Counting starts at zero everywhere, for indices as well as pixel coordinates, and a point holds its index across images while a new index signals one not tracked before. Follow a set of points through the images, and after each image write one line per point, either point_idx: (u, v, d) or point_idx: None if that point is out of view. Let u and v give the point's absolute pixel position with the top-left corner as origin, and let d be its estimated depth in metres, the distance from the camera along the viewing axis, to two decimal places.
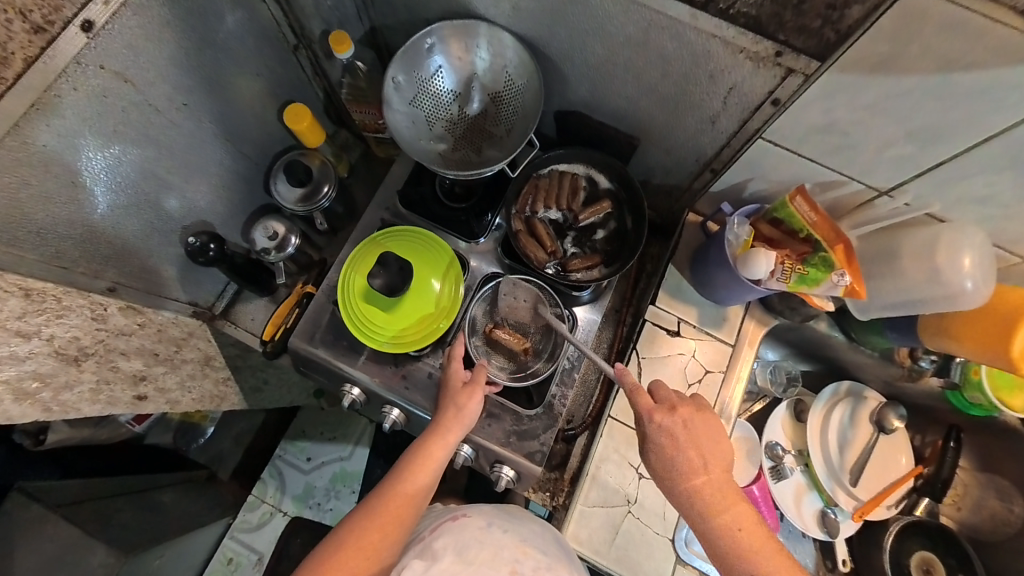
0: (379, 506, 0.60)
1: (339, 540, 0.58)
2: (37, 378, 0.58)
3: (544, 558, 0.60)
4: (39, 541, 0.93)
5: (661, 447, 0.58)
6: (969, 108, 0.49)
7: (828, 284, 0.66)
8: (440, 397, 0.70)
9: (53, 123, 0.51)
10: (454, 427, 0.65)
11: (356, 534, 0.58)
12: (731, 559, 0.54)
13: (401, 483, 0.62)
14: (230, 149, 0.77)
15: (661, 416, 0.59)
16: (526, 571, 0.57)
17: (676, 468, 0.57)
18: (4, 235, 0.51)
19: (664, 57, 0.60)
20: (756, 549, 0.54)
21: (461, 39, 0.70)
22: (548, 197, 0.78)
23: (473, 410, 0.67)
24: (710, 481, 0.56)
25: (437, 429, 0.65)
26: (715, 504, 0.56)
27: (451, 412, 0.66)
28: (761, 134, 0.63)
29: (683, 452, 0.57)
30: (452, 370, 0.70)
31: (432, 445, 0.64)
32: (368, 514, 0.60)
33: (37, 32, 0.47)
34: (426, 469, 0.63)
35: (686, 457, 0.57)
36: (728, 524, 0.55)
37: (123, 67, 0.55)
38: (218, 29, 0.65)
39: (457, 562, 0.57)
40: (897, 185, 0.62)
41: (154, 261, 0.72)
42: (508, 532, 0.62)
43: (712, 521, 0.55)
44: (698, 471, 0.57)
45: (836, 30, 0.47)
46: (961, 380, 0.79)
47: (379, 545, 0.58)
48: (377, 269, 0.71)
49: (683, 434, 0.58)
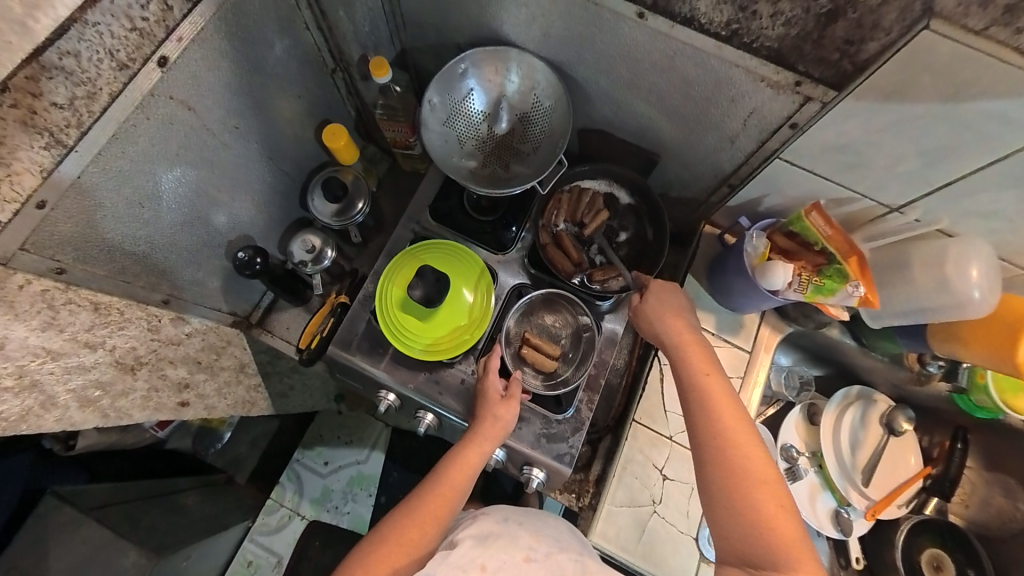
0: (418, 506, 0.64)
1: (381, 535, 0.61)
2: (98, 386, 0.63)
3: (557, 544, 0.62)
4: (74, 543, 0.94)
5: (655, 302, 0.71)
6: (978, 133, 0.53)
7: (843, 293, 0.69)
8: (476, 408, 0.73)
9: (128, 149, 0.55)
10: (490, 434, 0.70)
11: (398, 532, 0.61)
12: (693, 394, 0.62)
13: (441, 485, 0.66)
14: (272, 167, 0.82)
15: (660, 283, 0.73)
16: (540, 556, 0.59)
17: (664, 316, 0.70)
18: (79, 254, 0.55)
19: (688, 82, 0.64)
20: (716, 393, 0.61)
21: (493, 63, 0.73)
22: (564, 211, 0.82)
23: (510, 420, 0.71)
24: (687, 337, 0.67)
25: (475, 436, 0.69)
26: (692, 353, 0.65)
27: (489, 419, 0.70)
28: (779, 154, 0.67)
29: (672, 311, 0.70)
30: (488, 382, 0.74)
31: (470, 452, 0.68)
32: (408, 513, 0.63)
33: (121, 69, 0.51)
34: (463, 473, 0.67)
35: (672, 312, 0.69)
36: (697, 368, 0.63)
37: (188, 96, 0.60)
38: (268, 55, 0.70)
39: (476, 547, 0.58)
40: (908, 201, 0.66)
41: (202, 274, 0.76)
42: (523, 525, 0.64)
43: (685, 364, 0.64)
44: (685, 329, 0.68)
45: (853, 63, 0.52)
46: (968, 384, 0.83)
47: (417, 543, 0.61)
48: (416, 281, 0.77)
49: (674, 305, 0.70)
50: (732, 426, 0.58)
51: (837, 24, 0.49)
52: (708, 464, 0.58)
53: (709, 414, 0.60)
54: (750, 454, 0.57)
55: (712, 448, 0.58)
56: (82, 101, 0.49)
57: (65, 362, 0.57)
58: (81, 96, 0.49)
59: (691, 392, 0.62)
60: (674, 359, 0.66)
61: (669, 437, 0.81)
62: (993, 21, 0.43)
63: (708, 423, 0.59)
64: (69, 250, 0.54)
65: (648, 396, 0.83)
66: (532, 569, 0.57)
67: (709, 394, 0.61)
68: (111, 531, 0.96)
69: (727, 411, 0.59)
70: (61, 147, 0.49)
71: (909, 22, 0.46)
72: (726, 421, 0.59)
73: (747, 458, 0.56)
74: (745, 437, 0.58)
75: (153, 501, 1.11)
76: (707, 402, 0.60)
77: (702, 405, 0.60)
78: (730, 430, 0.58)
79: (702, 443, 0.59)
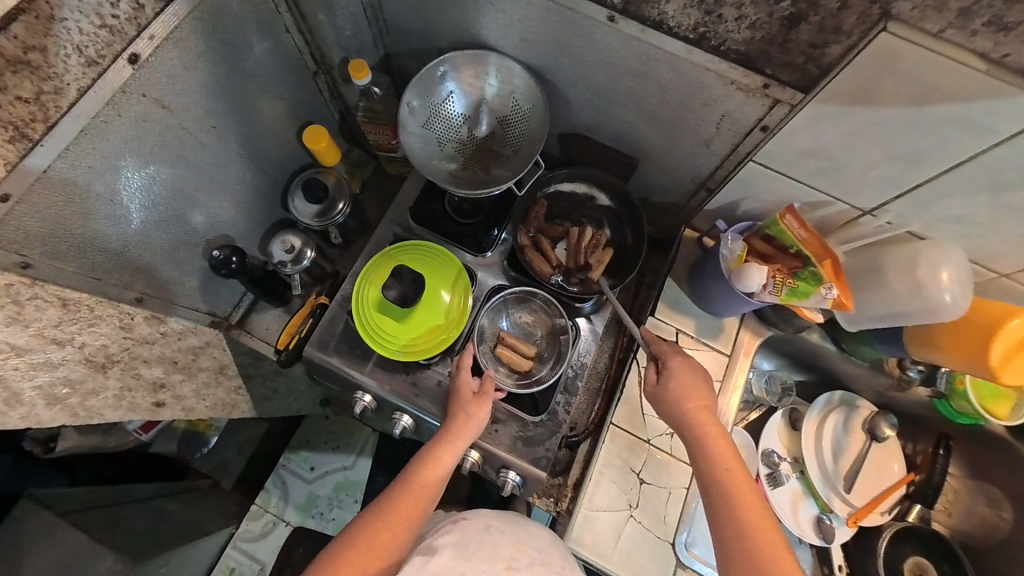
0: (390, 506, 0.63)
1: (351, 537, 0.60)
2: (67, 384, 0.63)
3: (539, 555, 0.61)
4: (48, 546, 0.93)
5: (672, 383, 0.68)
6: (942, 137, 0.54)
7: (817, 297, 0.70)
8: (449, 406, 0.73)
9: (99, 145, 0.56)
10: (464, 434, 0.69)
11: (368, 533, 0.60)
12: (717, 492, 0.61)
13: (413, 485, 0.65)
14: (253, 167, 0.82)
15: (679, 359, 0.69)
16: (521, 566, 0.58)
17: (683, 397, 0.67)
18: (47, 249, 0.55)
19: (662, 86, 0.64)
20: (742, 492, 0.60)
21: (472, 67, 0.74)
22: (568, 257, 0.81)
23: (482, 419, 0.70)
24: (708, 422, 0.65)
25: (447, 435, 0.69)
26: (713, 444, 0.64)
27: (462, 419, 0.70)
28: (752, 157, 0.67)
29: (690, 390, 0.67)
30: (462, 380, 0.73)
31: (440, 451, 0.67)
32: (379, 514, 0.62)
33: (90, 65, 0.52)
34: (435, 471, 0.66)
35: (693, 394, 0.67)
36: (718, 462, 0.62)
37: (162, 95, 0.60)
38: (248, 57, 0.71)
39: (456, 557, 0.57)
40: (880, 205, 0.66)
41: (180, 274, 0.76)
42: (506, 533, 0.63)
43: (707, 457, 0.63)
44: (705, 413, 0.66)
45: (818, 66, 0.53)
46: (947, 390, 0.82)
47: (389, 545, 0.60)
48: (392, 282, 0.78)
49: (693, 385, 0.68)
50: (760, 523, 0.57)
51: (801, 28, 0.50)
52: (734, 561, 0.57)
53: (734, 509, 0.59)
54: (777, 552, 0.56)
55: (739, 549, 0.57)
56: (49, 96, 0.50)
57: (31, 358, 0.57)
58: (47, 90, 0.49)
59: (712, 487, 0.61)
60: (693, 448, 0.65)
61: (648, 441, 0.80)
62: (949, 24, 0.44)
63: (732, 518, 0.58)
64: (37, 246, 0.54)
65: (626, 401, 0.82)
66: None
67: (732, 488, 0.60)
68: (88, 535, 0.95)
69: (753, 512, 0.58)
70: (26, 142, 0.49)
71: (868, 25, 0.47)
72: (753, 523, 0.57)
73: (778, 564, 0.55)
74: (769, 530, 0.57)
75: (133, 505, 1.10)
76: (731, 498, 0.59)
77: (727, 503, 0.59)
78: (760, 534, 0.57)
79: (727, 544, 0.58)
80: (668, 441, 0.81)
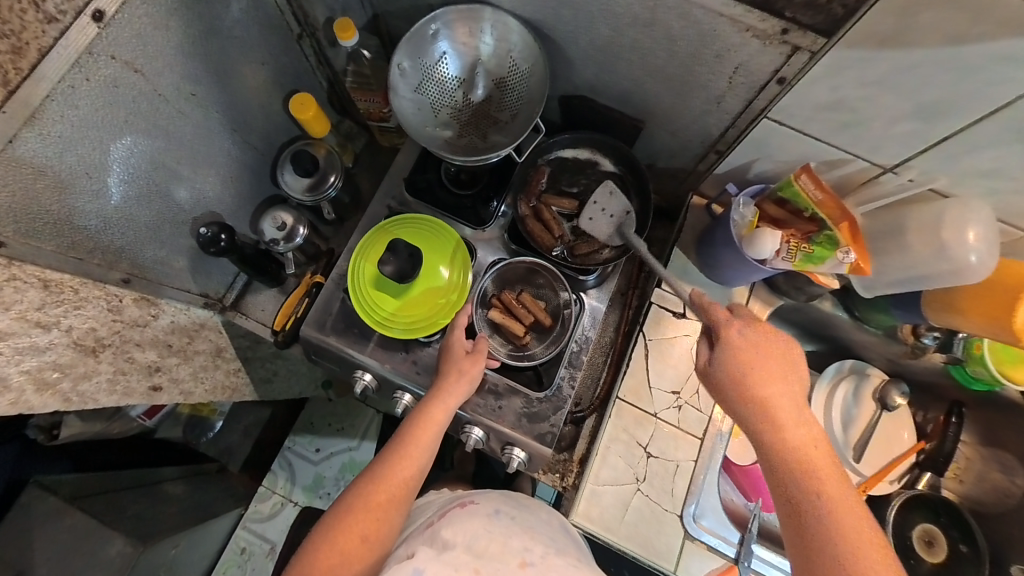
0: (385, 470, 0.60)
1: (346, 505, 0.58)
2: (56, 368, 0.60)
3: (554, 546, 0.59)
4: (57, 531, 0.93)
5: (731, 351, 0.55)
6: (976, 81, 0.50)
7: (834, 261, 0.67)
8: (440, 364, 0.71)
9: (67, 113, 0.52)
10: (456, 390, 0.67)
11: (364, 498, 0.58)
12: (791, 483, 0.49)
13: (405, 445, 0.62)
14: (237, 139, 0.78)
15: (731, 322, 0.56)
16: (536, 560, 0.55)
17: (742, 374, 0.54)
18: (21, 226, 0.52)
19: (670, 37, 0.60)
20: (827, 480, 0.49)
21: (466, 24, 0.69)
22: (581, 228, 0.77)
23: (475, 375, 0.69)
24: (783, 398, 0.53)
25: (439, 392, 0.67)
26: (795, 428, 0.51)
27: (454, 375, 0.68)
28: (767, 113, 0.63)
29: (755, 359, 0.54)
30: (454, 338, 0.71)
31: (433, 409, 0.65)
32: (373, 478, 0.60)
33: (50, 22, 0.47)
34: (427, 429, 0.64)
35: (760, 363, 0.54)
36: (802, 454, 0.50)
37: (133, 57, 0.56)
38: (225, 17, 0.66)
39: (468, 552, 0.55)
40: (902, 161, 0.63)
41: (167, 253, 0.73)
42: (516, 519, 0.62)
43: (782, 447, 0.51)
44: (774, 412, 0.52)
45: (843, 5, 0.47)
46: (964, 356, 0.80)
47: (388, 509, 0.58)
48: (388, 257, 0.73)
49: (755, 344, 0.55)
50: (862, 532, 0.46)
51: None
52: None
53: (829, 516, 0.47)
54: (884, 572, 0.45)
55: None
56: (7, 57, 0.45)
57: (15, 342, 0.54)
58: (6, 50, 0.45)
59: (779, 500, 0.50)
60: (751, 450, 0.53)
61: (654, 414, 0.79)
62: None
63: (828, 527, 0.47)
64: (10, 222, 0.51)
65: (632, 374, 0.81)
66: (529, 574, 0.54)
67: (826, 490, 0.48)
68: (96, 520, 0.95)
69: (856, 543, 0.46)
70: None
71: None
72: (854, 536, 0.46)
73: None
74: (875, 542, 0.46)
75: (138, 490, 1.08)
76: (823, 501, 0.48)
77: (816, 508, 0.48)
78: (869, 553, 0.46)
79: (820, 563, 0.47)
80: (676, 414, 0.79)
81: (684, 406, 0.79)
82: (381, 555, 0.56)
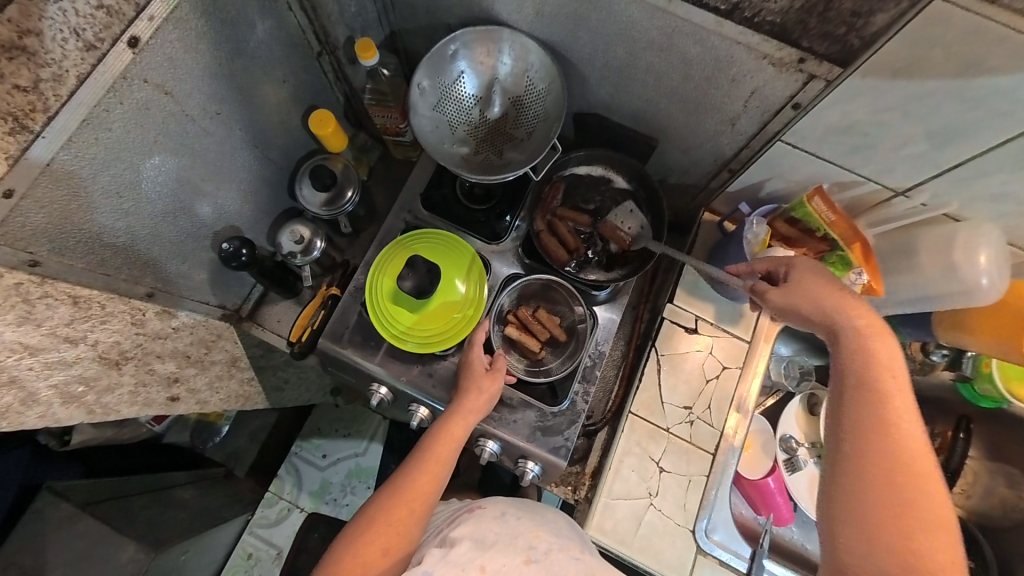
0: (407, 483, 0.61)
1: (368, 518, 0.59)
2: (82, 382, 0.61)
3: (557, 541, 0.59)
4: (72, 538, 0.94)
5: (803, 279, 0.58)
6: (989, 112, 0.51)
7: (846, 281, 0.70)
8: (459, 381, 0.72)
9: (101, 136, 0.53)
10: (476, 406, 0.68)
11: (385, 511, 0.59)
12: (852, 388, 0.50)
13: (427, 460, 0.63)
14: (257, 155, 0.79)
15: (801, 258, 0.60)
16: (540, 556, 0.56)
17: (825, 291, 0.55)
18: (55, 246, 0.53)
19: (688, 61, 0.61)
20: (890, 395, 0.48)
21: (485, 44, 0.70)
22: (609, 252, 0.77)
23: (495, 392, 0.70)
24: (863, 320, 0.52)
25: (460, 409, 0.68)
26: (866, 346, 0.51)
27: (474, 392, 0.69)
28: (782, 136, 0.65)
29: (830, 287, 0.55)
30: (474, 355, 0.73)
31: (454, 425, 0.66)
32: (394, 493, 0.60)
33: (89, 49, 0.49)
34: (448, 447, 0.65)
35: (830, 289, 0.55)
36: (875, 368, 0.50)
37: (164, 80, 0.57)
38: (250, 38, 0.67)
39: (475, 548, 0.56)
40: (914, 185, 0.64)
41: (188, 267, 0.74)
42: (522, 518, 0.62)
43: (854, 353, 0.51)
44: (899, 411, 0.48)
45: (860, 37, 0.49)
46: (973, 372, 0.82)
47: (408, 524, 0.58)
48: (406, 272, 0.75)
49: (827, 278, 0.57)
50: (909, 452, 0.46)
51: None
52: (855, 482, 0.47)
53: (881, 429, 0.47)
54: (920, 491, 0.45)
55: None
56: (48, 84, 0.47)
57: (45, 357, 0.55)
58: (46, 78, 0.47)
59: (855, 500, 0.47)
60: (844, 446, 0.49)
61: (666, 428, 0.80)
62: None
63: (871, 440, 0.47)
64: (44, 242, 0.52)
65: (644, 388, 0.82)
66: (533, 571, 0.55)
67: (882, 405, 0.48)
68: (109, 527, 0.96)
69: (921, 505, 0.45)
70: (27, 133, 0.47)
71: None
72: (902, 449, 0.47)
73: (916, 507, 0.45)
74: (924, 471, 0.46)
75: (151, 496, 1.09)
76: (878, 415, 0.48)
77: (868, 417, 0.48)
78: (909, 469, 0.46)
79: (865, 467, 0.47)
80: (688, 428, 0.80)
81: (696, 421, 0.80)
82: (398, 565, 0.57)
